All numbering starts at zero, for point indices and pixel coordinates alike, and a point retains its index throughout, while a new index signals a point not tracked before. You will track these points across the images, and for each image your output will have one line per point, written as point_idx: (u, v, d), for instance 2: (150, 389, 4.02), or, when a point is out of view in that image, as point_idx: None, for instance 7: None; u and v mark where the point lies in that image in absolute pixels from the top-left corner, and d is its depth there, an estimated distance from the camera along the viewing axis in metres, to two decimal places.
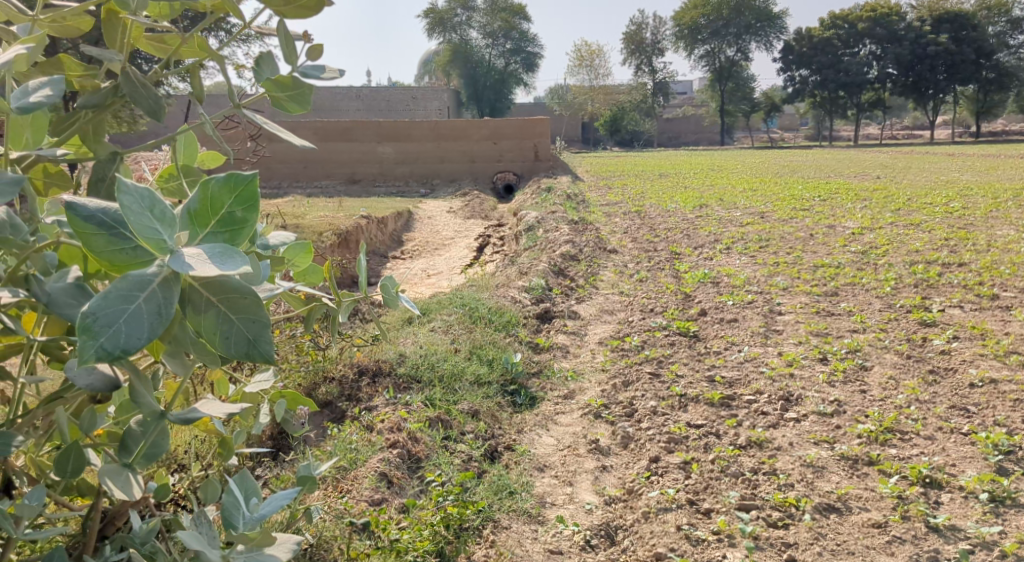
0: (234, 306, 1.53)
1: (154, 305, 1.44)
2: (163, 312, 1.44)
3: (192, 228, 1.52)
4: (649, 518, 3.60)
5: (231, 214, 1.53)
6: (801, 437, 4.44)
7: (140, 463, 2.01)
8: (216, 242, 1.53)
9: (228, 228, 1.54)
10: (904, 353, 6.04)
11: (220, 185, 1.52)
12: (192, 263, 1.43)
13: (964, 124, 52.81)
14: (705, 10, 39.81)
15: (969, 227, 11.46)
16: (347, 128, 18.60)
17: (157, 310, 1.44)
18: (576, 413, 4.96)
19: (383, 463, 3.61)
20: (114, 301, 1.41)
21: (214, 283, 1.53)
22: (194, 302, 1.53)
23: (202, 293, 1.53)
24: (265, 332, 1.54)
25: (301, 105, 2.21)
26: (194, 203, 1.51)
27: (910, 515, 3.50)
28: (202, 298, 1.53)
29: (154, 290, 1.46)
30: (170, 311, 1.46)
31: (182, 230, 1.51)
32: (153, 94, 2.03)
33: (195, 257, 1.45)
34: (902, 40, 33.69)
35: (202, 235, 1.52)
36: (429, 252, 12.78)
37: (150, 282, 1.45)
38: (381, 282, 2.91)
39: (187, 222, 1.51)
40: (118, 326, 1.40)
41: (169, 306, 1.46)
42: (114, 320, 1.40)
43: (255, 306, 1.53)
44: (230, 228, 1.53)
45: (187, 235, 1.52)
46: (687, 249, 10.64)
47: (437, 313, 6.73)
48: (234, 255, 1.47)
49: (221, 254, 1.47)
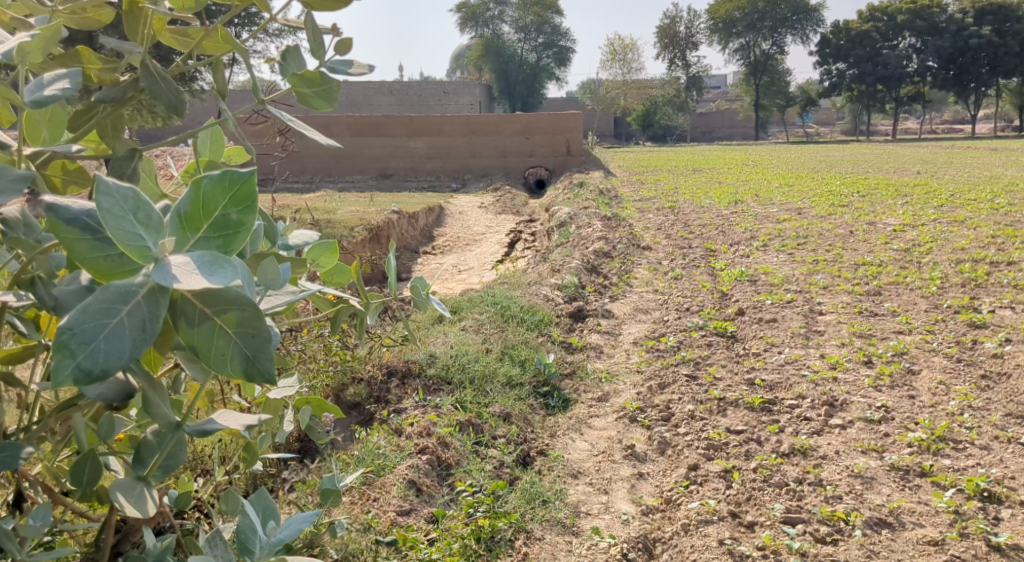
0: (231, 320, 1.42)
1: (138, 320, 1.35)
2: (148, 328, 1.35)
3: (181, 233, 1.41)
4: (689, 530, 3.44)
5: (226, 217, 1.42)
6: (848, 445, 4.24)
7: (156, 476, 1.86)
8: (209, 248, 1.41)
9: (223, 231, 1.42)
10: (954, 357, 5.81)
11: (214, 184, 1.40)
12: (177, 276, 1.32)
13: (1006, 119, 51.68)
14: (740, 3, 39.24)
15: (1017, 224, 11.10)
16: (379, 123, 18.53)
17: (141, 326, 1.35)
18: (610, 416, 4.80)
19: (411, 470, 3.48)
20: (94, 315, 1.32)
21: (209, 295, 1.42)
22: (186, 314, 1.42)
23: (195, 305, 1.42)
24: (266, 347, 1.42)
25: (328, 102, 2.04)
26: (184, 206, 1.40)
27: (968, 533, 3.32)
28: (195, 310, 1.42)
29: (139, 303, 1.36)
30: (156, 326, 1.36)
31: (171, 236, 1.41)
32: (177, 91, 1.87)
33: (181, 268, 1.34)
34: (943, 32, 32.95)
35: (193, 240, 1.41)
36: (460, 247, 12.67)
37: (134, 295, 1.36)
38: (412, 282, 2.77)
39: (177, 227, 1.40)
40: (97, 345, 1.31)
41: (154, 321, 1.36)
42: (93, 338, 1.31)
43: (254, 319, 1.42)
44: (225, 233, 1.42)
45: (174, 240, 1.41)
46: (723, 246, 10.41)
47: (468, 311, 6.60)
48: (224, 266, 1.35)
49: (210, 264, 1.35)
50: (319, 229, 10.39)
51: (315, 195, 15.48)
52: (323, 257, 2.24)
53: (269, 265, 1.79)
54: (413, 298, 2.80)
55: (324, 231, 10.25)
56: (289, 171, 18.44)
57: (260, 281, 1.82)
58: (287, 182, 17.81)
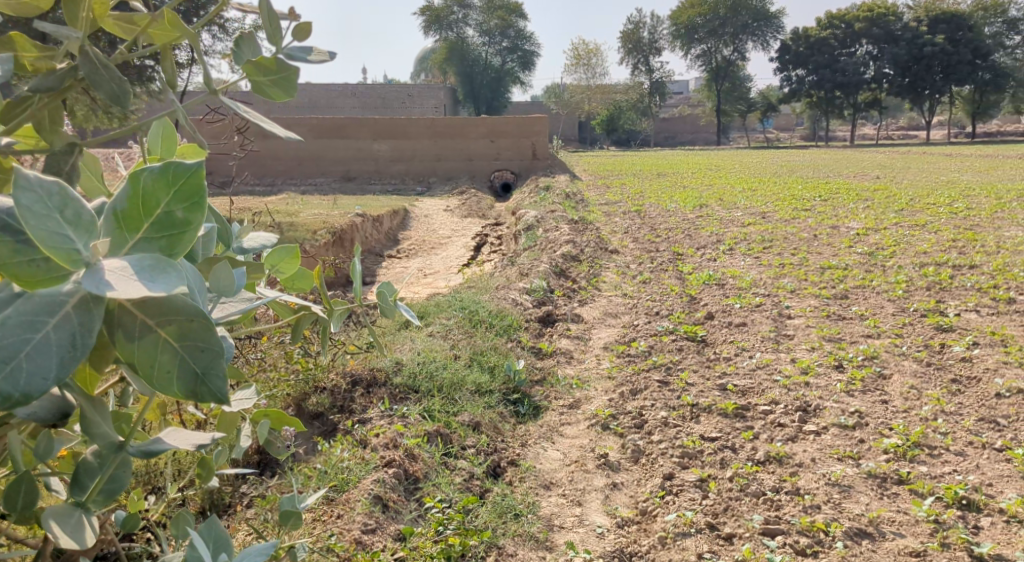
0: (178, 331, 1.28)
1: (67, 334, 1.22)
2: (78, 343, 1.22)
3: (117, 233, 1.27)
4: (666, 544, 3.33)
5: (170, 215, 1.28)
6: (823, 452, 4.16)
7: (96, 502, 1.67)
8: (151, 251, 1.28)
9: (167, 231, 1.28)
10: (924, 361, 5.79)
11: (154, 178, 1.27)
12: (111, 282, 1.18)
13: (961, 126, 52.75)
14: (702, 10, 39.55)
15: (976, 228, 11.22)
16: (343, 125, 18.29)
17: (70, 341, 1.21)
18: (582, 424, 4.67)
19: (378, 484, 3.32)
20: (15, 329, 1.18)
21: (150, 305, 1.29)
22: (125, 327, 1.28)
23: (136, 317, 1.29)
24: (218, 362, 1.28)
25: (285, 92, 1.91)
26: (122, 204, 1.27)
27: (950, 543, 3.26)
28: (136, 322, 1.29)
29: (69, 314, 1.23)
30: (88, 341, 1.23)
31: (105, 236, 1.27)
32: (119, 79, 1.71)
33: (117, 273, 1.20)
34: (899, 40, 33.49)
35: (132, 242, 1.28)
36: (426, 250, 12.50)
37: (62, 306, 1.23)
38: (379, 289, 2.63)
39: (113, 227, 1.27)
40: (18, 363, 1.17)
41: (86, 335, 1.23)
42: (14, 355, 1.18)
43: (204, 331, 1.29)
44: (169, 233, 1.28)
45: (109, 243, 1.27)
46: (690, 250, 10.38)
47: (435, 317, 6.44)
48: (166, 268, 1.21)
49: (150, 268, 1.21)
50: (282, 233, 10.17)
51: (277, 198, 15.21)
52: (285, 265, 2.12)
53: (222, 271, 1.65)
54: (381, 305, 2.65)
55: (286, 234, 10.03)
56: (250, 174, 18.13)
57: (213, 288, 1.69)
58: (249, 185, 17.50)
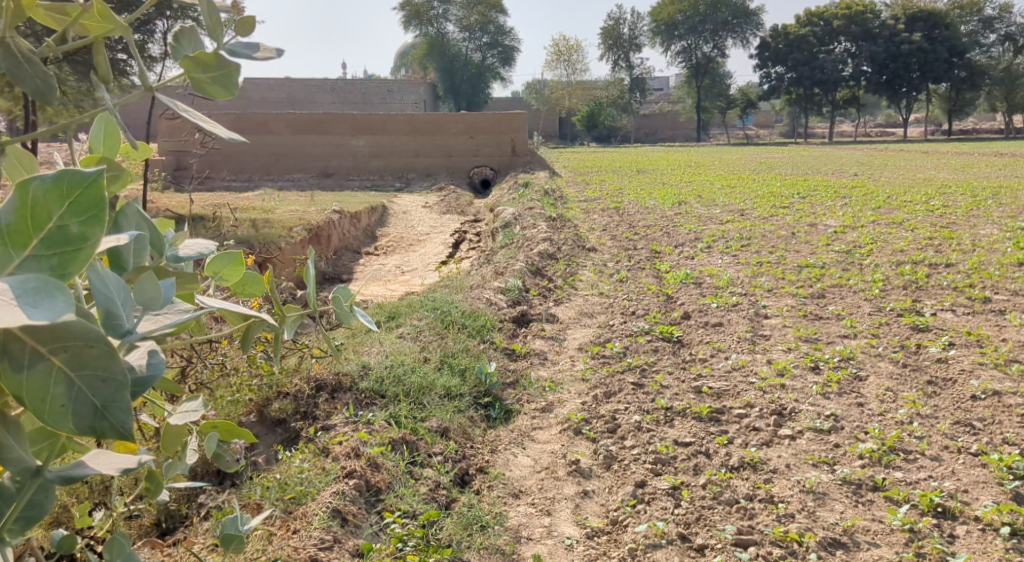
0: (76, 361, 1.22)
1: None
2: None
3: (3, 249, 1.19)
4: (636, 556, 3.25)
5: (63, 230, 1.19)
6: (798, 458, 4.09)
7: (14, 529, 1.52)
8: (39, 268, 1.19)
9: (60, 247, 1.20)
10: (900, 362, 5.73)
11: (46, 189, 1.19)
12: None
13: (937, 123, 53.25)
14: (682, 6, 39.53)
15: (952, 226, 11.24)
16: (320, 121, 18.11)
17: None
18: (553, 428, 4.57)
19: (337, 496, 3.23)
20: None
21: (42, 331, 1.23)
22: (16, 356, 1.22)
23: (27, 345, 1.22)
24: (119, 393, 1.23)
25: (226, 89, 1.77)
26: (8, 218, 1.19)
27: (925, 553, 3.20)
28: (27, 350, 1.23)
29: None
30: None
31: None
32: (42, 73, 1.58)
33: None
34: (876, 38, 33.65)
35: (18, 260, 1.19)
36: (403, 247, 12.36)
37: None
38: (334, 294, 2.58)
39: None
40: None
41: None
42: None
43: (106, 360, 1.23)
44: (60, 249, 1.20)
45: None
46: (668, 248, 10.31)
47: (406, 318, 6.31)
48: (52, 292, 1.10)
49: (32, 290, 1.10)
50: (256, 230, 9.97)
51: (252, 194, 14.99)
52: (229, 272, 2.08)
53: (148, 280, 1.60)
54: (335, 310, 2.60)
55: (261, 232, 9.84)
56: (226, 170, 17.87)
57: (138, 301, 1.61)
58: (225, 181, 17.26)
